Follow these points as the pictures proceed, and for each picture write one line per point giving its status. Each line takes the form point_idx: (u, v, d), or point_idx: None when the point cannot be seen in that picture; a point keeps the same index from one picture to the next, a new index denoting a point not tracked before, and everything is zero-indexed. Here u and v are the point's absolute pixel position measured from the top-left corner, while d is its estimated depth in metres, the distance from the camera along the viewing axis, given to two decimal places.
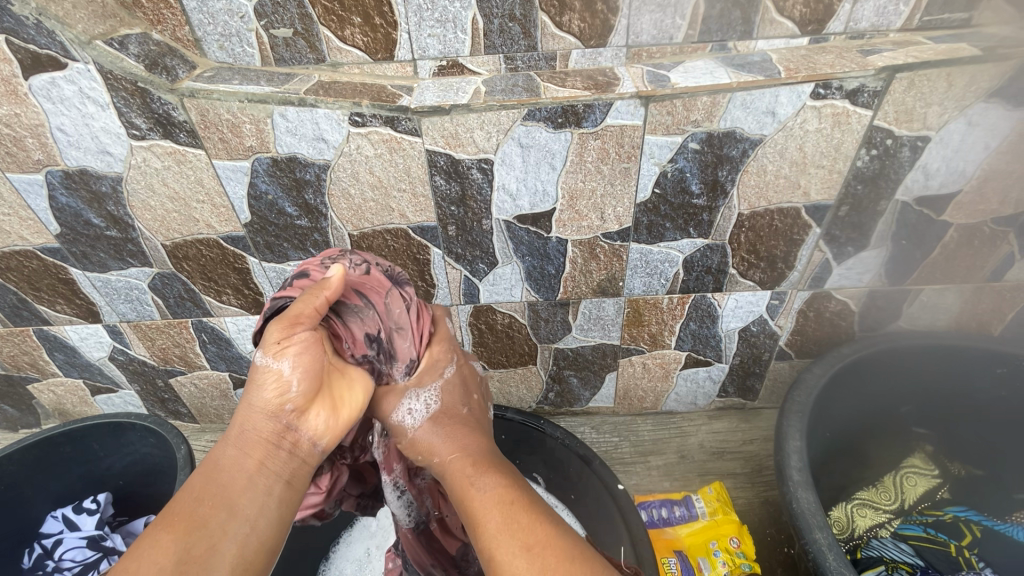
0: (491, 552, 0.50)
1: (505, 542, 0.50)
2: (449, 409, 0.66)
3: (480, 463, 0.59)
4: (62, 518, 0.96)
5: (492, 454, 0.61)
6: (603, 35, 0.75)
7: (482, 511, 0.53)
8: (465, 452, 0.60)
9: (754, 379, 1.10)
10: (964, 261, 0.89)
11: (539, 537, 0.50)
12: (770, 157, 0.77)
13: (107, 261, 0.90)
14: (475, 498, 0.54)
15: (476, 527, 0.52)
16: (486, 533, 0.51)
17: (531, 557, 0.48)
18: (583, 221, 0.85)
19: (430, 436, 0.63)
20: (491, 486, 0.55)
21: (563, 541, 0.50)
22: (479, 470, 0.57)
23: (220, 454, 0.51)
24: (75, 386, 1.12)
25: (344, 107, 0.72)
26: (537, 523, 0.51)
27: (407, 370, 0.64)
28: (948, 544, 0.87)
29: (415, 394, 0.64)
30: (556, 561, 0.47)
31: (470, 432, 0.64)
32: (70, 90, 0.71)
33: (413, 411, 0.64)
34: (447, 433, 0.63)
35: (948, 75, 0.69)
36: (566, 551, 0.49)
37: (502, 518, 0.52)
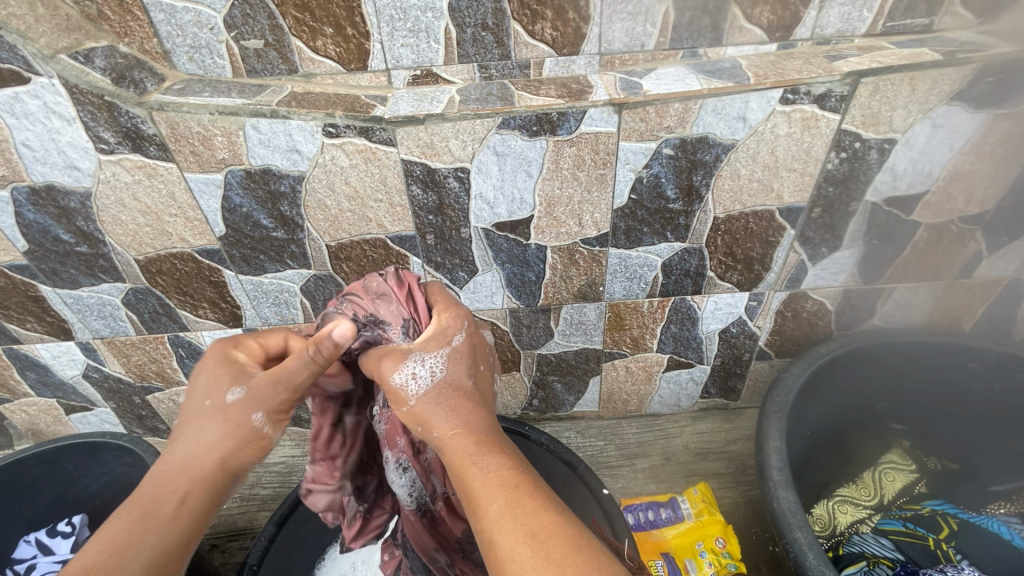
0: (491, 536, 0.47)
1: (508, 527, 0.46)
2: (452, 381, 0.58)
3: (484, 441, 0.53)
4: (35, 542, 0.94)
5: (497, 429, 0.55)
6: (575, 43, 0.76)
7: (482, 493, 0.48)
8: (468, 428, 0.54)
9: (735, 379, 1.11)
10: (934, 259, 0.91)
11: (545, 523, 0.46)
12: (742, 162, 0.78)
13: (78, 278, 0.88)
14: (474, 478, 0.49)
15: (476, 509, 0.48)
16: (486, 515, 0.47)
17: (535, 545, 0.45)
18: (561, 227, 0.85)
19: (430, 406, 0.56)
20: (494, 465, 0.50)
21: (568, 529, 0.46)
22: (483, 448, 0.52)
23: (157, 504, 0.50)
24: (49, 405, 1.09)
25: (317, 119, 0.71)
26: (543, 509, 0.48)
27: (402, 331, 0.63)
28: (927, 538, 0.88)
29: (418, 358, 0.59)
30: (561, 551, 0.44)
31: (474, 403, 0.57)
32: (34, 105, 0.70)
33: (416, 377, 0.57)
34: (453, 405, 0.56)
35: (911, 79, 0.71)
36: (571, 541, 0.45)
37: (504, 504, 0.47)
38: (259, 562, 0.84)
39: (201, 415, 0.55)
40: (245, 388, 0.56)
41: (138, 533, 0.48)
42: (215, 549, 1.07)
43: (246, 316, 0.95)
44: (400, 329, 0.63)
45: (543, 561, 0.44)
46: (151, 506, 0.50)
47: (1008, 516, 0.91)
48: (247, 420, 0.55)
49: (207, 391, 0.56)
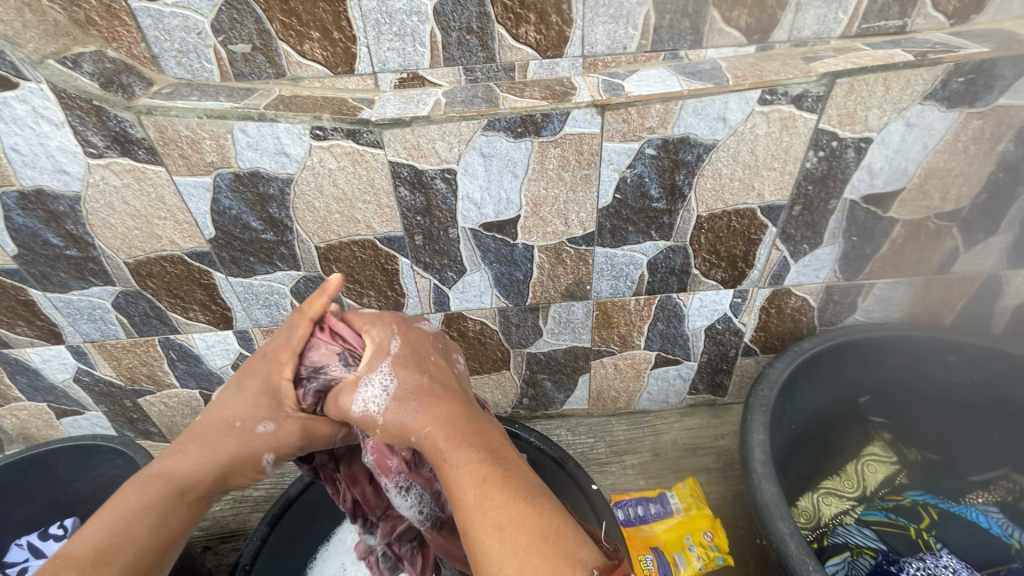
0: (466, 528, 0.48)
1: (478, 519, 0.47)
2: (410, 386, 0.59)
3: (455, 435, 0.53)
4: (27, 546, 0.95)
5: (477, 418, 0.56)
6: (558, 45, 0.77)
7: (456, 485, 0.50)
8: (440, 424, 0.55)
9: (722, 375, 1.13)
10: (912, 255, 0.94)
11: (512, 515, 0.47)
12: (723, 161, 0.80)
13: (68, 281, 0.89)
14: (448, 472, 0.51)
15: (452, 501, 0.50)
16: (462, 507, 0.49)
17: (502, 537, 0.46)
18: (548, 227, 0.86)
19: (399, 415, 0.57)
20: (465, 460, 0.51)
21: (536, 519, 0.46)
22: (455, 443, 0.53)
23: (162, 495, 0.55)
24: (39, 409, 1.09)
25: (304, 122, 0.72)
26: (513, 499, 0.48)
27: (344, 363, 0.66)
28: (908, 527, 0.91)
29: (366, 382, 0.61)
30: (528, 542, 0.45)
31: (441, 397, 0.58)
32: (22, 109, 0.70)
33: (370, 396, 0.60)
34: (420, 405, 0.57)
35: (885, 79, 0.73)
36: (538, 531, 0.45)
37: (475, 496, 0.48)
38: (253, 561, 0.85)
39: (229, 433, 0.60)
40: (276, 425, 0.62)
41: (141, 520, 0.54)
42: (208, 551, 1.07)
43: (236, 318, 0.96)
44: (341, 360, 0.66)
45: (510, 551, 0.45)
46: (153, 504, 0.55)
47: (986, 505, 0.93)
48: (261, 455, 0.61)
49: (243, 413, 0.61)
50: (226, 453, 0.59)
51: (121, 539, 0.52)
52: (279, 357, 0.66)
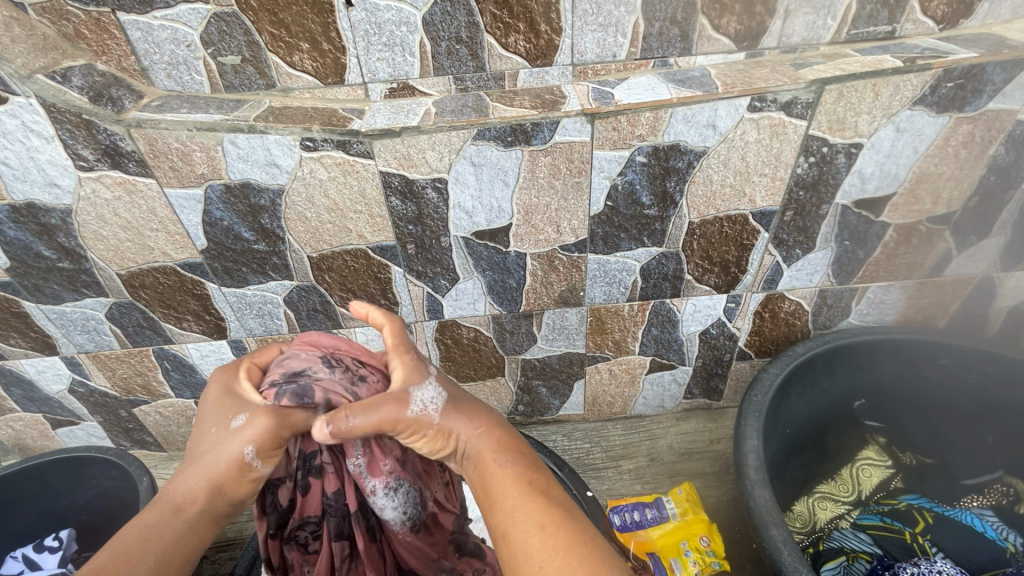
0: (507, 527, 0.53)
1: (521, 519, 0.53)
2: (456, 395, 0.63)
3: (504, 442, 0.61)
4: (22, 558, 0.92)
5: (516, 436, 0.63)
6: (548, 54, 0.77)
7: (501, 490, 0.56)
8: (489, 432, 0.61)
9: (717, 380, 1.13)
10: (905, 259, 0.94)
11: (552, 516, 0.53)
12: (714, 168, 0.80)
13: (61, 293, 0.89)
14: (496, 475, 0.57)
15: (495, 504, 0.56)
16: (505, 508, 0.55)
17: (543, 536, 0.52)
18: (540, 234, 0.86)
19: (449, 421, 0.60)
20: (511, 465, 0.58)
21: (574, 524, 0.53)
22: (503, 449, 0.60)
23: (162, 512, 0.56)
24: (35, 420, 1.09)
25: (294, 133, 0.72)
26: (552, 504, 0.54)
27: (331, 366, 0.58)
28: (903, 532, 0.89)
29: (419, 386, 0.60)
30: (567, 542, 0.51)
31: (485, 412, 0.64)
32: (12, 124, 0.70)
33: (430, 401, 0.59)
34: (469, 414, 0.62)
35: (874, 85, 0.73)
36: (576, 534, 0.52)
37: (520, 498, 0.55)
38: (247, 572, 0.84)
39: (212, 437, 0.57)
40: (251, 417, 0.56)
41: (146, 541, 0.53)
42: (204, 560, 1.07)
43: (230, 328, 0.96)
44: (326, 363, 0.58)
45: (551, 549, 0.50)
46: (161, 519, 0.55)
47: (981, 509, 0.92)
48: (239, 451, 0.55)
49: (217, 419, 0.57)
50: (213, 459, 0.56)
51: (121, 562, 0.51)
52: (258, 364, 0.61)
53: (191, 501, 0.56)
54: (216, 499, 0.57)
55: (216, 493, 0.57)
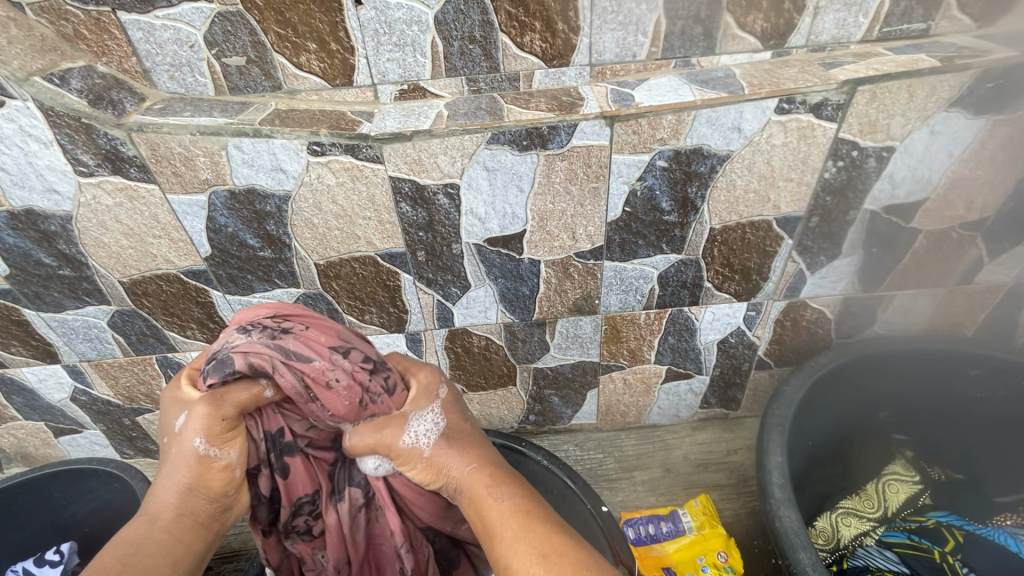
0: (505, 561, 0.47)
1: (521, 550, 0.47)
2: (456, 425, 0.60)
3: (497, 474, 0.55)
4: (21, 572, 0.90)
5: (513, 471, 0.57)
6: (564, 54, 0.74)
7: (498, 522, 0.50)
8: (480, 465, 0.56)
9: (734, 390, 1.09)
10: (935, 266, 0.90)
11: (555, 544, 0.47)
12: (738, 172, 0.77)
13: (62, 301, 0.86)
14: (490, 507, 0.51)
15: (491, 538, 0.49)
16: (500, 542, 0.48)
17: (546, 565, 0.45)
18: (554, 241, 0.83)
19: (441, 453, 0.57)
20: (507, 495, 0.52)
21: (579, 552, 0.46)
22: (496, 480, 0.54)
23: (140, 524, 0.50)
24: (37, 428, 1.07)
25: (301, 137, 0.69)
26: (554, 531, 0.48)
27: (246, 331, 0.56)
28: (932, 550, 0.85)
29: (417, 416, 0.59)
30: (572, 567, 0.44)
31: (479, 445, 0.59)
32: (10, 128, 0.68)
33: (424, 434, 0.58)
34: (462, 446, 0.58)
35: (909, 86, 0.70)
36: (582, 562, 0.45)
37: (518, 529, 0.48)
38: None
39: (166, 446, 0.53)
40: (189, 412, 0.53)
41: (128, 554, 0.47)
42: (209, 572, 1.05)
43: None
44: (241, 331, 0.56)
45: None
46: (141, 532, 0.49)
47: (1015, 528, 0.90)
48: (191, 445, 0.52)
49: (169, 422, 0.54)
50: (175, 464, 0.52)
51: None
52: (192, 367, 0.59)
53: (165, 508, 0.51)
54: (192, 500, 0.52)
55: (188, 493, 0.52)
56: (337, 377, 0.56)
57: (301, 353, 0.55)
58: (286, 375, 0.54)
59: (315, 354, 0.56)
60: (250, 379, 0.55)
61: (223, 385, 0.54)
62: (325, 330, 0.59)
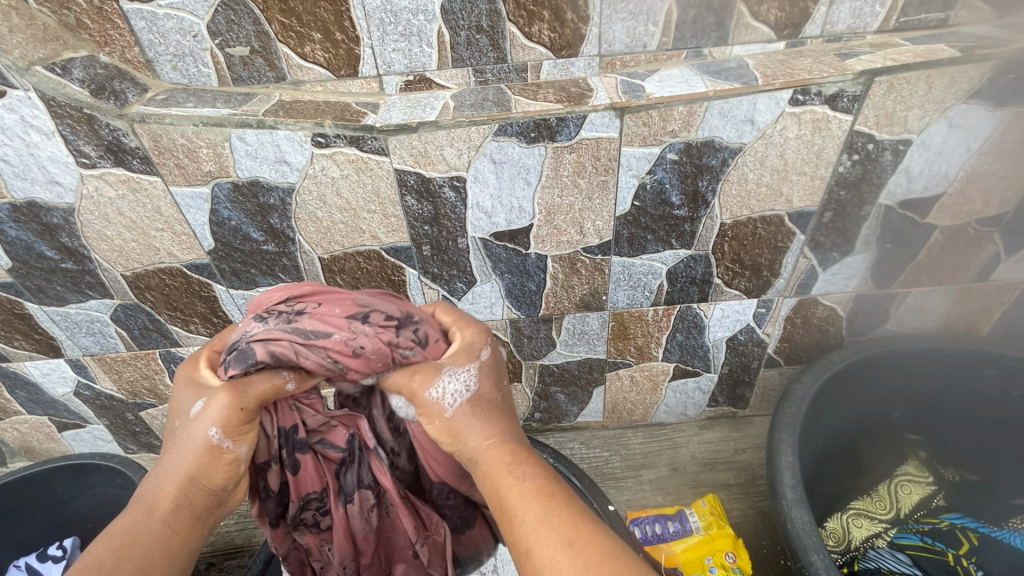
0: (526, 545, 0.43)
1: (545, 534, 0.43)
2: (488, 392, 0.53)
3: (519, 450, 0.50)
4: (24, 567, 0.90)
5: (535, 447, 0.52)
6: (573, 44, 0.72)
7: (520, 503, 0.45)
8: (503, 438, 0.50)
9: (743, 388, 1.08)
10: (950, 262, 0.88)
11: (582, 531, 0.43)
12: (750, 166, 0.75)
13: (65, 295, 0.86)
14: (511, 486, 0.46)
15: (511, 519, 0.45)
16: (523, 524, 0.44)
17: (573, 553, 0.42)
18: (562, 236, 0.82)
19: (462, 419, 0.51)
20: (530, 476, 0.47)
21: (607, 541, 0.43)
22: (519, 457, 0.49)
23: (138, 515, 0.48)
24: (40, 423, 1.07)
25: (305, 128, 0.68)
26: (580, 517, 0.44)
27: (263, 319, 0.54)
28: (946, 553, 0.83)
29: (451, 371, 0.53)
30: (601, 559, 0.41)
31: (503, 413, 0.53)
32: (11, 119, 0.67)
33: (454, 392, 0.52)
34: (487, 415, 0.52)
35: (928, 77, 0.68)
36: (610, 551, 0.42)
37: (542, 512, 0.44)
38: None
39: (176, 431, 0.52)
40: (207, 399, 0.52)
41: (123, 546, 0.46)
42: (212, 568, 1.04)
43: None
44: (258, 318, 0.54)
45: (582, 569, 0.40)
46: (139, 523, 0.48)
47: None
48: (204, 434, 0.51)
49: (179, 407, 0.53)
50: (183, 452, 0.51)
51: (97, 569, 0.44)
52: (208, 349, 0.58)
53: (162, 498, 0.49)
54: (192, 490, 0.50)
55: (189, 483, 0.50)
56: (360, 343, 0.53)
57: (318, 331, 0.53)
58: (310, 355, 0.52)
59: (332, 328, 0.53)
60: (272, 370, 0.54)
61: (246, 375, 0.53)
62: (341, 302, 0.56)
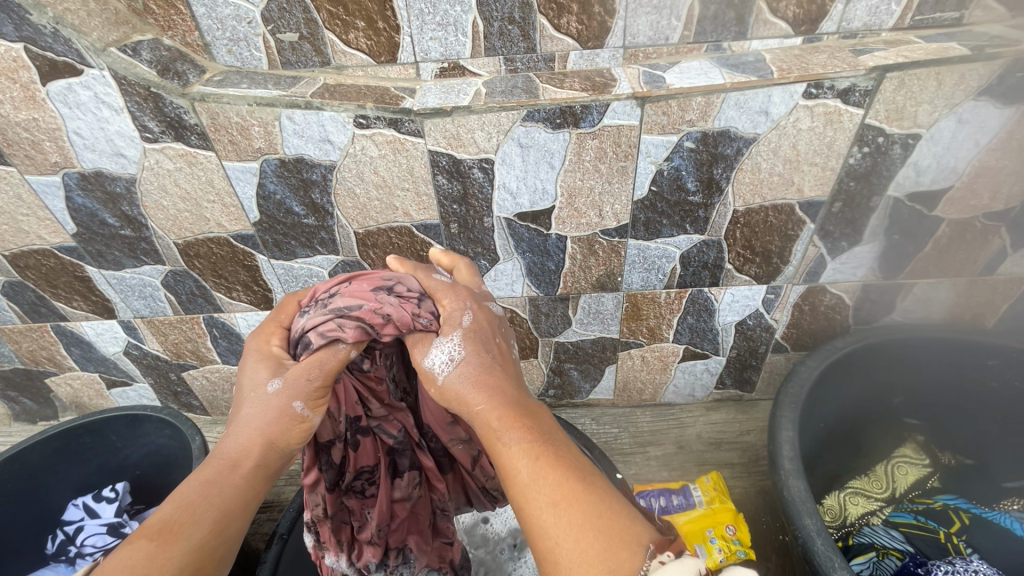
0: (521, 504, 0.48)
1: (534, 497, 0.48)
2: (478, 357, 0.57)
3: (509, 415, 0.53)
4: (82, 506, 1.00)
5: (530, 400, 0.56)
6: (599, 36, 0.77)
7: (510, 464, 0.50)
8: (494, 404, 0.54)
9: (751, 372, 1.12)
10: (956, 255, 0.91)
11: (566, 491, 0.47)
12: (764, 156, 0.79)
13: (122, 259, 0.93)
14: (502, 452, 0.51)
15: (507, 480, 0.50)
16: (516, 484, 0.49)
17: (558, 513, 0.46)
18: (582, 218, 0.87)
19: (455, 385, 0.56)
20: (518, 441, 0.51)
21: (590, 497, 0.47)
22: (507, 423, 0.52)
23: (218, 468, 0.53)
24: (91, 380, 1.16)
25: (349, 110, 0.74)
26: (566, 478, 0.48)
27: (305, 312, 0.63)
28: (937, 531, 0.89)
29: (440, 343, 0.58)
30: (584, 519, 0.46)
31: (496, 381, 0.56)
32: (85, 95, 0.73)
33: (441, 362, 0.57)
34: (477, 381, 0.56)
35: (937, 74, 0.71)
36: (592, 509, 0.46)
37: (531, 473, 0.49)
38: (290, 530, 0.87)
39: (249, 398, 0.57)
40: (284, 377, 0.57)
41: (204, 494, 0.51)
42: None
43: (277, 299, 0.99)
44: (302, 313, 0.63)
45: (567, 527, 0.46)
46: (217, 475, 0.52)
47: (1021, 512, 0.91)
48: (286, 407, 0.56)
49: (255, 381, 0.57)
50: (257, 416, 0.55)
51: (185, 512, 0.49)
52: (265, 330, 0.63)
53: (244, 457, 0.54)
54: (270, 453, 0.55)
55: (268, 446, 0.55)
56: (387, 310, 0.61)
57: (351, 304, 0.62)
58: (351, 328, 0.60)
59: (362, 301, 0.62)
60: (326, 349, 0.59)
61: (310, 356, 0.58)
62: (367, 281, 0.65)
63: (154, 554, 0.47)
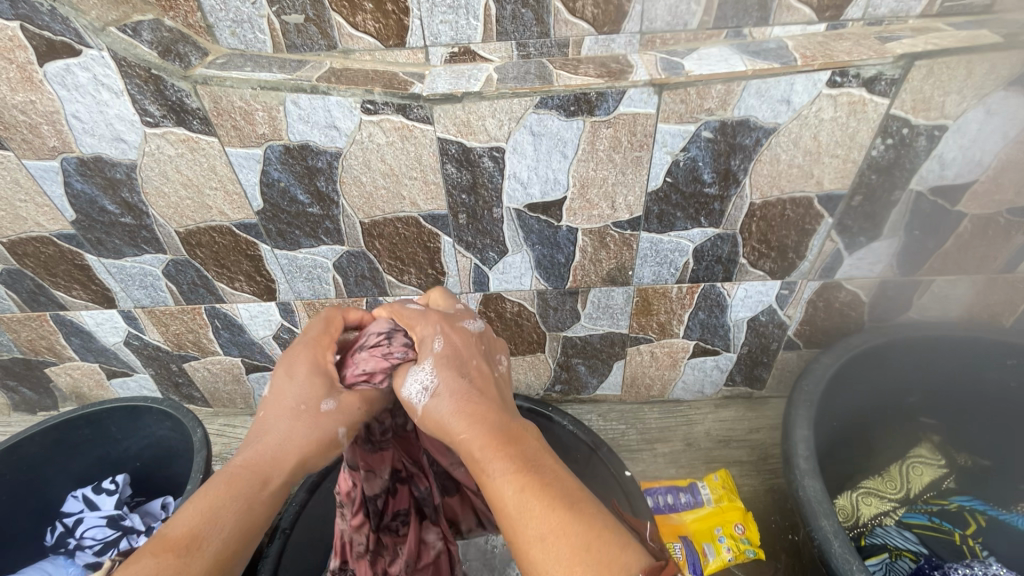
0: (510, 536, 0.46)
1: (524, 529, 0.45)
2: (450, 381, 0.57)
3: (496, 442, 0.51)
4: (82, 497, 0.98)
5: (513, 422, 0.54)
6: (616, 21, 0.74)
7: (497, 495, 0.48)
8: (480, 432, 0.52)
9: (761, 369, 1.10)
10: (977, 252, 0.89)
11: (555, 524, 0.45)
12: (784, 147, 0.77)
13: (122, 248, 0.91)
14: (488, 484, 0.49)
15: (498, 511, 0.48)
16: (504, 515, 0.47)
17: (545, 547, 0.44)
18: (594, 210, 0.84)
19: (437, 409, 0.56)
20: (503, 472, 0.48)
21: (579, 528, 0.44)
22: (493, 452, 0.50)
23: (250, 481, 0.52)
24: (92, 370, 1.14)
25: (356, 95, 0.72)
26: (553, 509, 0.46)
27: None
28: (953, 533, 0.88)
29: (412, 374, 0.59)
30: (572, 552, 0.43)
31: (480, 406, 0.55)
32: (84, 77, 0.71)
33: (416, 391, 0.58)
34: (460, 409, 0.55)
35: (968, 62, 0.68)
36: (581, 540, 0.44)
37: (517, 503, 0.46)
38: (292, 526, 0.83)
39: (289, 418, 0.57)
40: (335, 400, 0.60)
41: (234, 507, 0.50)
42: None
43: (280, 290, 0.97)
44: None
45: (556, 563, 0.43)
46: (247, 488, 0.51)
47: None
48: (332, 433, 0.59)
49: (302, 396, 0.59)
50: (299, 439, 0.56)
51: (211, 524, 0.48)
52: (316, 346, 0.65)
53: (279, 473, 0.54)
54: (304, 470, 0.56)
55: (305, 464, 0.56)
56: (362, 364, 0.65)
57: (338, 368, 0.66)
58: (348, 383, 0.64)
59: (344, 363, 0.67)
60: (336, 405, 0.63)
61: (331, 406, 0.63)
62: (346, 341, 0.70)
63: (176, 569, 0.44)
